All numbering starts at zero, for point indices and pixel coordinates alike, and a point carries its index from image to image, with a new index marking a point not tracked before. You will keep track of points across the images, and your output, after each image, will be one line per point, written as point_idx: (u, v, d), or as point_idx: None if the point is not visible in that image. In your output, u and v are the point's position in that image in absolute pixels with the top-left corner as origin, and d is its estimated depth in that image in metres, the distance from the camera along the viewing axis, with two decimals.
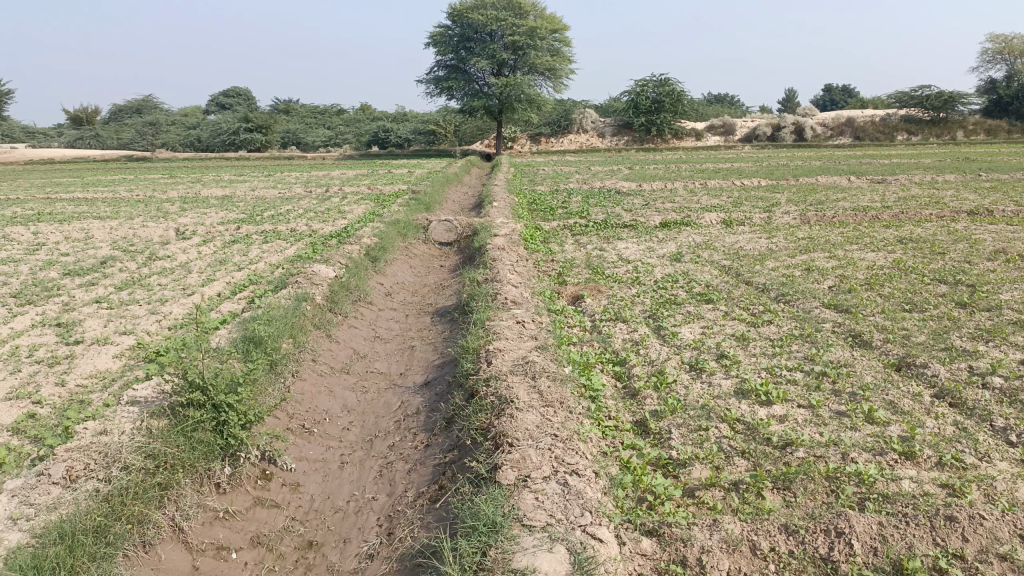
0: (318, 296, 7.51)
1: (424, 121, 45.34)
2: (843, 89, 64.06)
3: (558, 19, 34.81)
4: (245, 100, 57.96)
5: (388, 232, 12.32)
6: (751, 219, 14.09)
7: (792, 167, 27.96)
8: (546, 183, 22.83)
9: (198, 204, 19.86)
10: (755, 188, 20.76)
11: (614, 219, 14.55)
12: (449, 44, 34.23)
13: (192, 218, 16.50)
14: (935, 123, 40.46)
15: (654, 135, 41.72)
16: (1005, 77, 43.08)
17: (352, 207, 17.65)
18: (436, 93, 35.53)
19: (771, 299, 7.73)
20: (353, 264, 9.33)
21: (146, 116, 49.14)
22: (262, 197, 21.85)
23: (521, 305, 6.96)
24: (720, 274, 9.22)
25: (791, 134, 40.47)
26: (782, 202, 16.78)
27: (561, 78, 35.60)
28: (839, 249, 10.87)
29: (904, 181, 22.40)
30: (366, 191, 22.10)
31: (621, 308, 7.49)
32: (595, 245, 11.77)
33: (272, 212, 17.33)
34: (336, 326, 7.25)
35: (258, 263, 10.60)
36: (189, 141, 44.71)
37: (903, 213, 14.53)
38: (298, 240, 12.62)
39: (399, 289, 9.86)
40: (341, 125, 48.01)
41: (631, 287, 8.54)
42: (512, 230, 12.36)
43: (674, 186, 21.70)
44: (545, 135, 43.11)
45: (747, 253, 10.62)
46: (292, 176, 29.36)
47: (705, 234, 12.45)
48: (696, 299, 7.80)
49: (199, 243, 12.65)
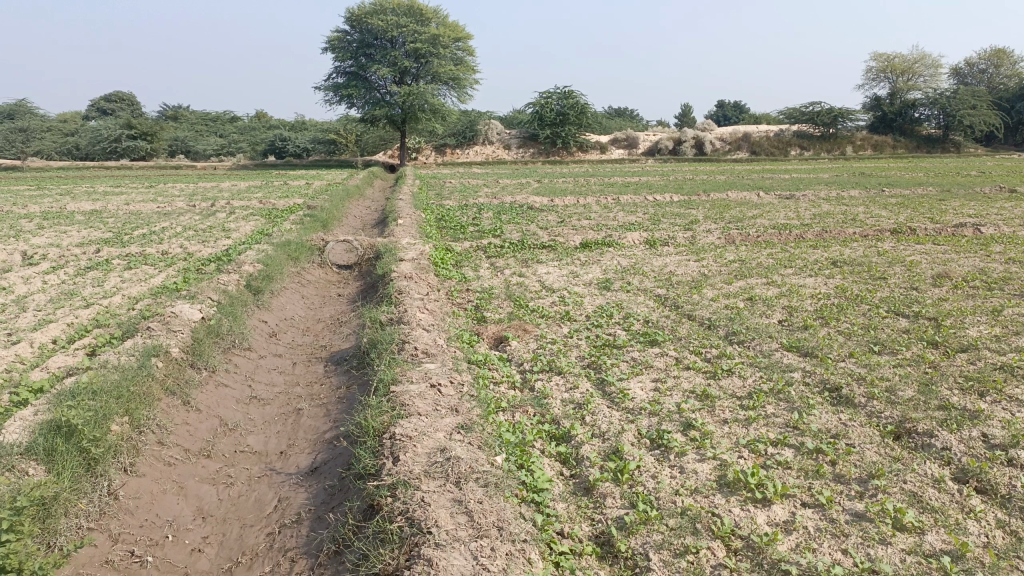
0: (175, 347, 5.94)
1: (323, 130, 43.24)
2: (737, 105, 65.98)
3: (461, 27, 33.68)
4: (128, 105, 54.09)
5: (276, 256, 10.75)
6: (675, 238, 13.25)
7: (699, 182, 27.78)
8: (454, 196, 21.53)
9: (60, 220, 17.52)
10: (669, 203, 20.18)
11: (531, 238, 13.42)
12: (348, 50, 32.40)
13: (48, 238, 14.29)
14: (826, 139, 41.72)
15: (559, 147, 41.22)
16: (888, 95, 44.96)
17: (240, 224, 15.85)
18: (335, 100, 33.68)
19: (723, 340, 6.71)
20: (228, 299, 7.75)
21: (14, 121, 44.88)
22: (137, 211, 19.60)
23: (434, 358, 5.61)
24: (658, 306, 8.18)
25: (692, 148, 40.83)
26: (700, 219, 16.14)
27: (465, 88, 34.45)
28: (774, 273, 10.09)
29: (811, 195, 22.39)
30: (257, 205, 20.19)
31: (554, 355, 6.29)
32: (513, 270, 10.58)
33: (144, 230, 15.31)
34: (198, 389, 5.71)
35: (113, 298, 8.81)
36: (64, 149, 41.08)
37: (826, 232, 14.07)
38: (170, 266, 10.86)
39: (286, 327, 8.34)
40: (233, 132, 45.17)
41: (561, 325, 7.37)
42: (420, 252, 11.02)
43: (587, 201, 20.84)
44: (450, 146, 41.89)
45: (681, 279, 9.69)
46: (176, 188, 26.96)
47: (630, 256, 11.49)
48: (639, 340, 6.71)
49: (47, 269, 10.69)
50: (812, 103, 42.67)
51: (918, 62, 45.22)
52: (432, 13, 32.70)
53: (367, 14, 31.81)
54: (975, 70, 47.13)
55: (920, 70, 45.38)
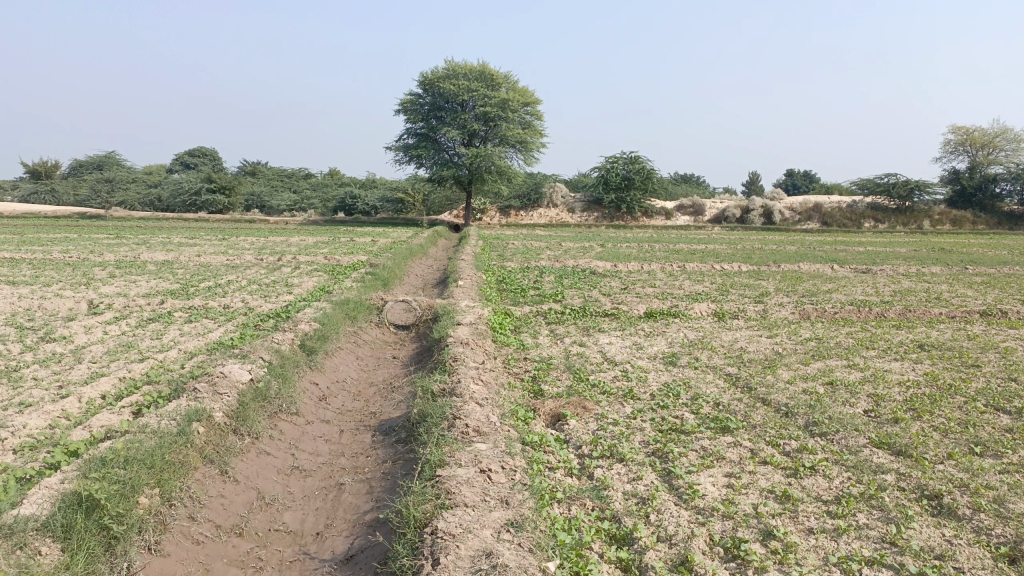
0: (218, 411, 5.71)
1: (392, 189, 44.17)
2: (807, 175, 64.96)
3: (531, 93, 34.17)
4: (211, 160, 56.51)
5: (334, 314, 10.62)
6: (745, 312, 12.64)
7: (769, 252, 27.01)
8: (516, 259, 21.34)
9: (132, 269, 17.97)
10: (737, 274, 19.53)
11: (592, 305, 13.02)
12: (420, 112, 33.19)
13: (116, 287, 14.56)
14: (901, 212, 40.36)
15: (624, 212, 40.99)
16: (968, 169, 43.44)
17: (303, 279, 15.95)
18: (405, 160, 34.38)
19: (802, 431, 6.13)
20: (280, 360, 7.55)
21: (104, 173, 47.22)
22: (207, 263, 20.03)
23: (486, 437, 5.21)
24: (728, 387, 7.63)
25: (760, 217, 40.06)
26: (771, 292, 15.48)
27: (532, 152, 34.73)
28: (854, 354, 9.41)
29: (889, 270, 21.42)
30: (322, 260, 20.40)
31: (615, 439, 5.81)
32: (574, 338, 10.18)
33: (210, 283, 15.52)
34: (239, 457, 5.43)
35: (168, 352, 8.74)
36: (148, 201, 42.92)
37: (909, 311, 13.24)
38: (228, 321, 10.83)
39: (337, 390, 8.09)
40: (306, 189, 46.48)
41: (623, 402, 6.91)
42: (478, 317, 10.74)
43: (651, 268, 20.36)
44: (515, 208, 42.12)
45: (753, 357, 9.11)
46: (247, 241, 27.63)
47: (697, 329, 10.95)
48: (709, 426, 6.17)
49: (110, 319, 10.80)
50: (887, 175, 41.53)
51: (999, 136, 43.69)
52: (502, 78, 33.33)
53: (440, 78, 32.63)
54: None
55: (1002, 144, 43.86)
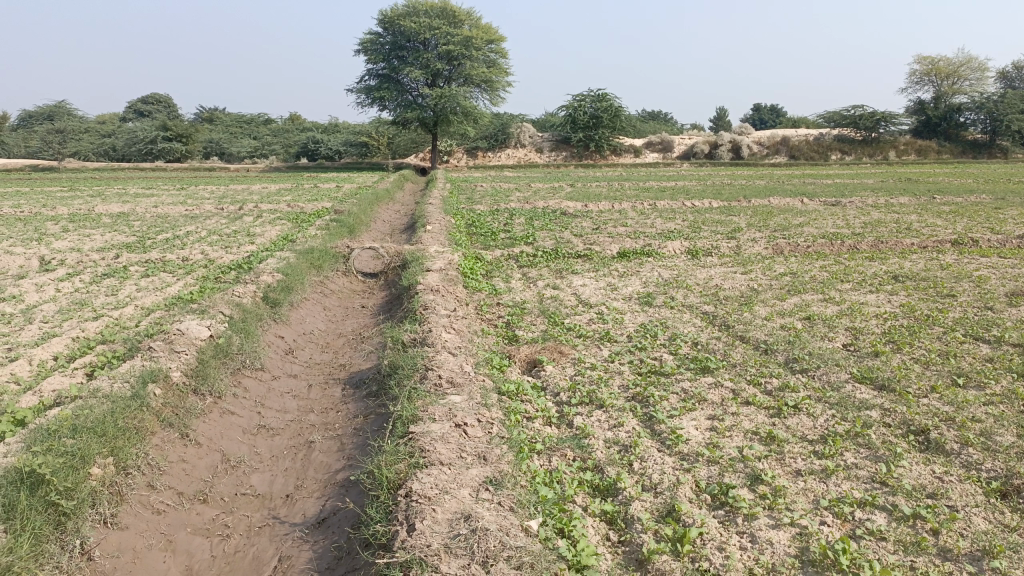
0: (176, 370, 5.39)
1: (355, 132, 43.06)
2: (773, 109, 64.73)
3: (495, 29, 33.17)
4: (166, 107, 54.55)
5: (298, 264, 10.24)
6: (718, 248, 12.50)
7: (738, 187, 26.88)
8: (485, 201, 20.93)
9: (86, 223, 17.26)
10: (708, 210, 19.36)
11: (565, 247, 12.75)
12: (381, 52, 32.10)
13: (69, 242, 13.94)
14: (867, 143, 40.39)
15: (592, 151, 40.50)
16: (932, 99, 43.47)
17: (265, 228, 15.45)
18: (367, 102, 33.37)
19: (783, 369, 6.00)
20: (242, 314, 7.21)
21: (53, 123, 45.32)
22: (165, 214, 19.34)
23: (460, 388, 4.99)
24: (706, 325, 7.48)
25: (728, 152, 39.86)
26: (743, 227, 15.35)
27: (498, 91, 33.90)
28: (829, 288, 9.31)
29: (858, 202, 21.42)
30: (285, 208, 19.79)
31: (594, 385, 5.62)
32: (547, 281, 9.94)
33: (168, 234, 14.95)
34: (200, 419, 5.16)
35: (124, 309, 8.32)
36: (102, 151, 41.38)
37: (881, 242, 13.19)
38: (188, 274, 10.39)
39: (305, 343, 7.80)
40: (266, 135, 45.16)
41: (600, 346, 6.72)
42: (448, 262, 10.45)
43: (622, 207, 20.11)
44: (482, 149, 41.39)
45: (729, 294, 8.98)
46: (207, 190, 26.78)
47: (672, 267, 10.79)
48: (689, 367, 6.01)
49: (63, 276, 10.31)
50: (853, 106, 41.41)
51: (964, 64, 43.63)
52: (465, 14, 32.25)
53: (400, 15, 31.47)
54: None
55: (967, 72, 43.85)
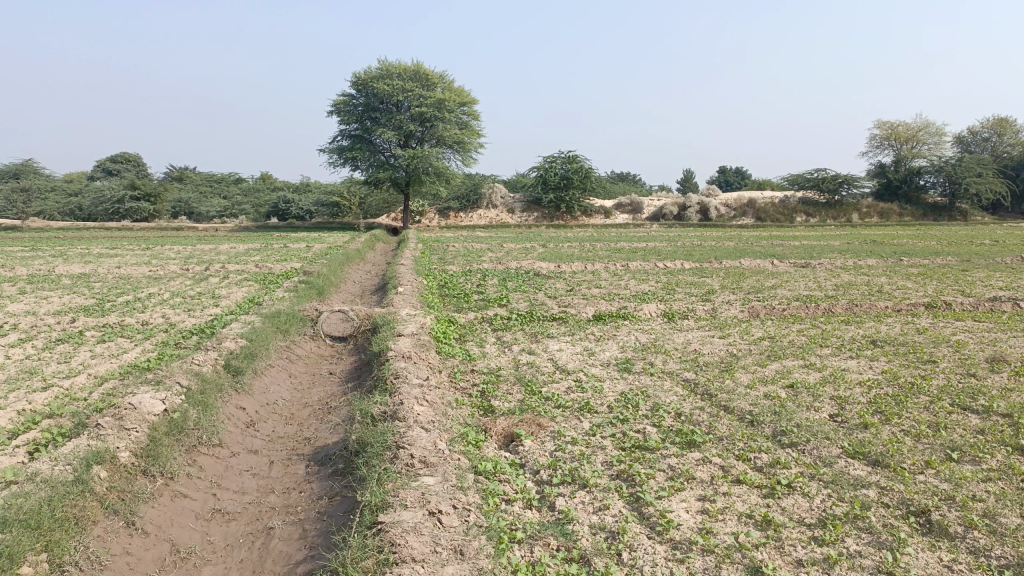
0: (125, 450, 4.97)
1: (327, 192, 42.96)
2: (738, 172, 66.22)
3: (467, 92, 33.63)
4: (135, 166, 54.18)
5: (264, 328, 9.86)
6: (694, 311, 12.36)
7: (709, 248, 27.09)
8: (457, 262, 20.75)
9: (44, 284, 16.69)
10: (681, 271, 19.38)
11: (539, 309, 12.54)
12: (354, 113, 32.25)
13: (24, 304, 13.39)
14: (831, 205, 41.26)
15: (563, 211, 40.82)
16: (892, 163, 44.75)
17: (231, 290, 15.03)
18: (339, 162, 33.39)
19: (772, 442, 5.75)
20: (201, 384, 6.81)
21: (18, 181, 44.64)
22: (127, 275, 18.83)
23: (434, 469, 4.65)
24: (688, 394, 7.23)
25: (696, 214, 40.41)
26: (717, 289, 15.29)
27: (470, 152, 34.16)
28: (809, 353, 9.17)
29: (828, 264, 21.62)
30: (253, 269, 19.40)
31: (576, 461, 5.31)
32: (522, 346, 9.67)
33: (129, 297, 14.46)
34: (149, 504, 4.73)
35: (76, 378, 7.86)
36: (67, 210, 40.73)
37: (855, 305, 13.18)
38: (147, 339, 9.94)
39: (267, 415, 7.37)
40: (237, 194, 44.89)
41: (580, 417, 6.42)
42: (420, 326, 10.14)
43: (595, 268, 20.04)
44: (454, 210, 41.48)
45: (709, 360, 8.78)
46: (173, 250, 26.28)
47: (649, 331, 10.59)
48: (674, 441, 5.74)
49: (14, 341, 9.80)
50: (817, 170, 42.42)
51: (921, 130, 45.12)
52: (437, 77, 32.68)
53: (373, 78, 31.76)
54: (979, 138, 47.00)
55: (923, 138, 45.31)
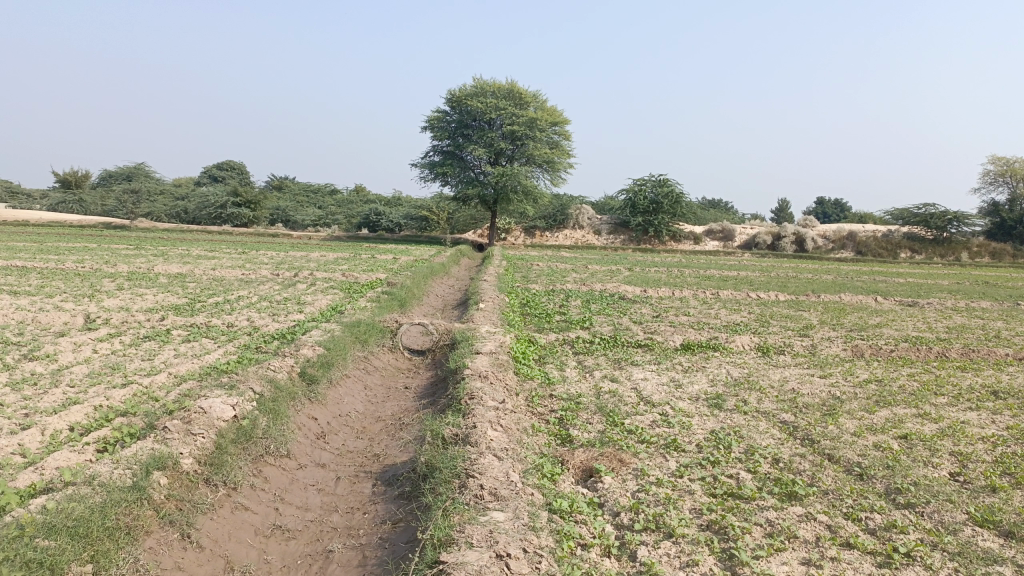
0: (188, 456, 4.80)
1: (416, 206, 43.53)
2: (836, 203, 63.64)
3: (560, 113, 33.41)
4: (239, 174, 56.56)
5: (342, 337, 9.74)
6: (791, 346, 11.59)
7: (804, 281, 25.82)
8: (541, 281, 20.44)
9: (142, 282, 17.31)
10: (775, 303, 18.43)
11: (624, 334, 12.01)
12: (447, 130, 32.69)
13: (121, 300, 13.84)
14: (938, 243, 38.89)
15: (651, 235, 40.01)
16: (1007, 201, 41.92)
17: (316, 297, 15.14)
18: (430, 178, 33.72)
19: (885, 502, 5.12)
20: (274, 391, 6.65)
21: (131, 184, 47.22)
22: (220, 277, 19.37)
23: (505, 503, 4.26)
24: (787, 438, 6.61)
25: (791, 245, 38.81)
26: (815, 325, 14.38)
27: (559, 172, 33.89)
28: (922, 401, 8.33)
29: (936, 304, 20.17)
30: (339, 278, 19.63)
31: (661, 506, 4.82)
32: (604, 372, 9.20)
33: (219, 298, 14.76)
34: (207, 515, 4.52)
35: (156, 376, 7.88)
36: (174, 213, 42.78)
37: (971, 351, 12.08)
38: (230, 341, 10.00)
39: (339, 427, 7.16)
40: (331, 205, 46.09)
41: (666, 455, 5.92)
42: (500, 345, 9.82)
43: (684, 295, 19.32)
44: (540, 229, 41.25)
45: (808, 401, 8.10)
46: (266, 255, 27.02)
47: (742, 366, 9.94)
48: (772, 492, 5.17)
49: (105, 336, 10.04)
50: (923, 205, 40.12)
51: None
52: (531, 97, 32.64)
53: (468, 96, 32.04)
54: None
55: None
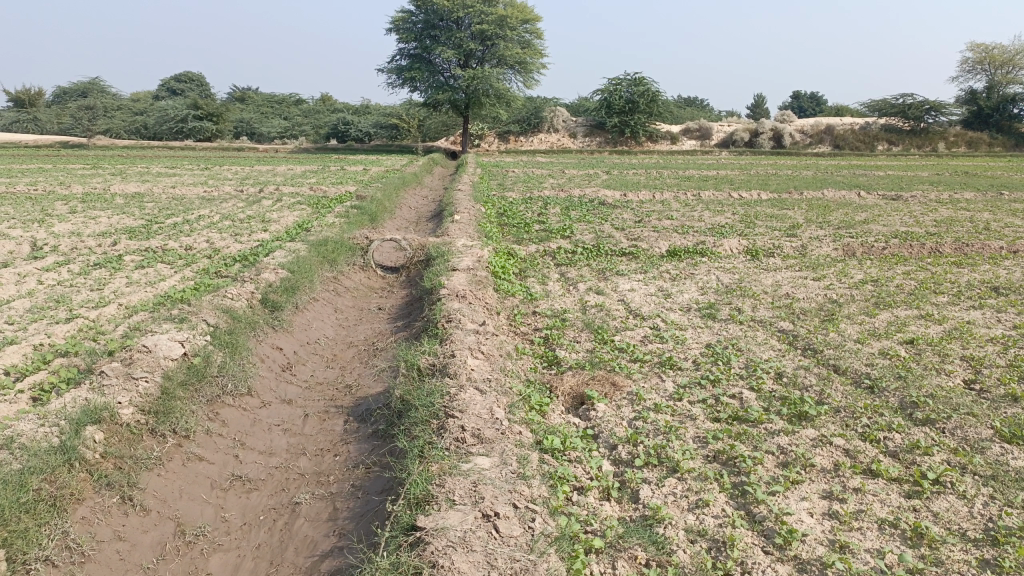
0: (128, 405, 4.25)
1: (386, 114, 41.87)
2: (813, 98, 62.40)
3: (531, 9, 31.61)
4: (199, 86, 53.96)
5: (308, 257, 9.07)
6: (781, 248, 11.11)
7: (784, 178, 25.23)
8: (517, 188, 19.69)
9: (97, 203, 16.31)
10: (757, 202, 17.89)
11: (607, 242, 11.45)
12: (413, 31, 30.95)
13: (72, 224, 12.96)
14: (915, 134, 38.22)
15: (627, 136, 38.93)
16: (985, 88, 40.96)
17: (281, 214, 14.32)
18: (398, 83, 32.19)
19: (903, 419, 4.71)
20: (231, 323, 6.04)
21: (85, 100, 44.86)
22: (181, 196, 18.36)
23: (490, 447, 3.77)
24: (788, 349, 6.18)
25: (769, 141, 37.98)
26: (802, 223, 13.89)
27: (532, 73, 32.43)
28: (923, 302, 7.92)
29: (919, 197, 19.73)
30: (307, 192, 18.71)
31: (662, 436, 4.35)
32: (589, 284, 8.67)
33: (178, 219, 13.90)
34: (152, 472, 4.01)
35: (105, 308, 7.20)
36: (134, 129, 40.84)
37: (961, 244, 11.66)
38: (188, 266, 9.30)
39: (308, 357, 6.61)
40: (297, 115, 44.22)
41: (662, 375, 5.46)
42: (477, 259, 9.22)
43: (664, 197, 18.69)
44: (514, 133, 39.99)
45: (805, 306, 7.66)
46: (230, 171, 25.84)
47: (733, 271, 9.45)
48: (780, 414, 4.73)
49: (52, 264, 9.28)
50: (902, 95, 39.21)
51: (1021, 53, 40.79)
52: None
53: None
54: None
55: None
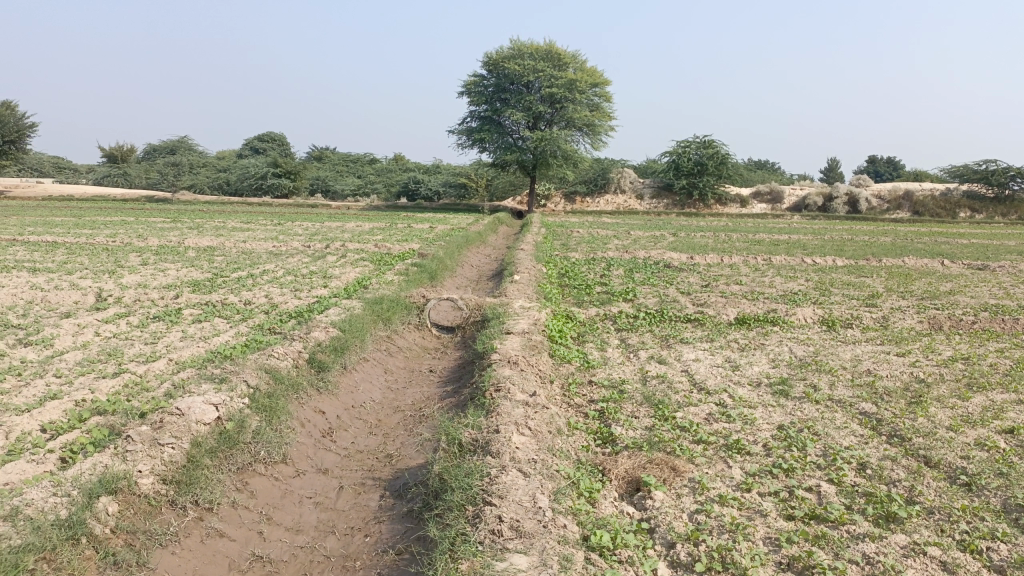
0: (149, 475, 4.05)
1: (454, 174, 42.52)
2: (890, 162, 60.71)
3: (600, 73, 31.88)
4: (279, 145, 56.18)
5: (361, 316, 8.88)
6: (859, 319, 10.41)
7: (861, 244, 24.25)
8: (581, 249, 19.41)
9: (168, 256, 16.75)
10: (833, 269, 17.09)
11: (671, 307, 10.97)
12: (484, 94, 31.49)
13: (140, 276, 13.24)
14: (1001, 201, 36.48)
15: (695, 199, 38.42)
16: None
17: (343, 270, 14.34)
18: (468, 144, 32.67)
19: (1011, 527, 4.06)
20: (272, 385, 5.83)
21: (172, 157, 47.15)
22: (250, 250, 18.73)
23: (528, 543, 3.37)
24: (871, 435, 5.57)
25: (844, 206, 36.81)
26: (881, 292, 13.11)
27: (600, 135, 32.48)
28: (1022, 385, 7.15)
29: (1008, 267, 18.55)
30: (371, 249, 18.84)
31: (727, 535, 3.84)
32: (651, 353, 8.18)
33: (242, 272, 14.07)
34: (166, 550, 3.74)
35: (154, 363, 7.12)
36: (216, 184, 42.52)
37: None
38: (243, 321, 9.25)
39: (352, 422, 6.31)
40: (369, 174, 45.38)
41: (728, 460, 4.94)
42: (534, 322, 8.88)
43: (733, 261, 18.08)
44: (580, 194, 40.01)
45: (888, 385, 7.00)
46: (300, 226, 26.43)
47: (807, 343, 8.83)
48: (864, 513, 4.17)
49: (113, 316, 9.37)
50: (986, 161, 37.65)
51: None
52: (570, 57, 31.23)
53: (504, 58, 30.82)
54: None
55: None
